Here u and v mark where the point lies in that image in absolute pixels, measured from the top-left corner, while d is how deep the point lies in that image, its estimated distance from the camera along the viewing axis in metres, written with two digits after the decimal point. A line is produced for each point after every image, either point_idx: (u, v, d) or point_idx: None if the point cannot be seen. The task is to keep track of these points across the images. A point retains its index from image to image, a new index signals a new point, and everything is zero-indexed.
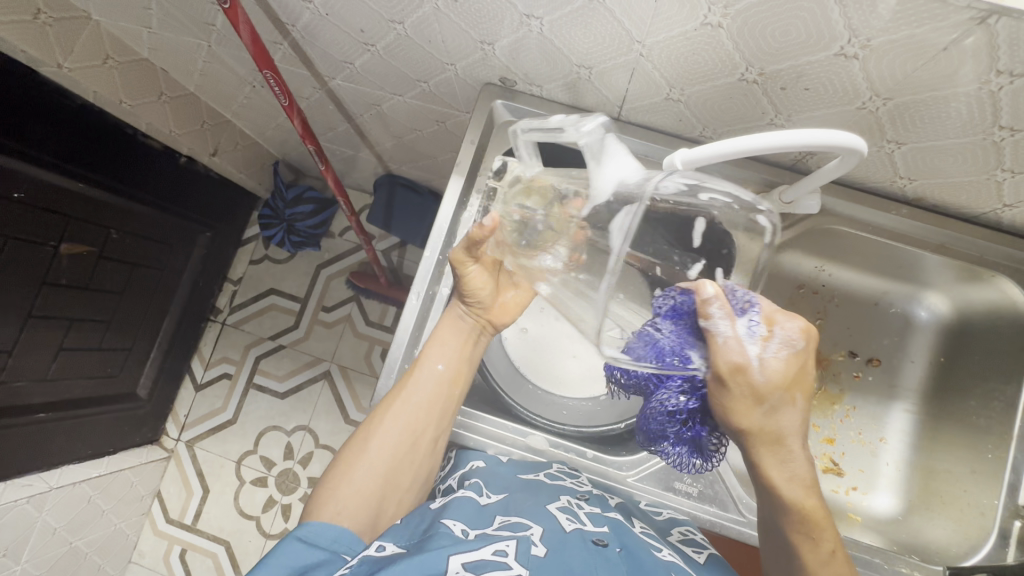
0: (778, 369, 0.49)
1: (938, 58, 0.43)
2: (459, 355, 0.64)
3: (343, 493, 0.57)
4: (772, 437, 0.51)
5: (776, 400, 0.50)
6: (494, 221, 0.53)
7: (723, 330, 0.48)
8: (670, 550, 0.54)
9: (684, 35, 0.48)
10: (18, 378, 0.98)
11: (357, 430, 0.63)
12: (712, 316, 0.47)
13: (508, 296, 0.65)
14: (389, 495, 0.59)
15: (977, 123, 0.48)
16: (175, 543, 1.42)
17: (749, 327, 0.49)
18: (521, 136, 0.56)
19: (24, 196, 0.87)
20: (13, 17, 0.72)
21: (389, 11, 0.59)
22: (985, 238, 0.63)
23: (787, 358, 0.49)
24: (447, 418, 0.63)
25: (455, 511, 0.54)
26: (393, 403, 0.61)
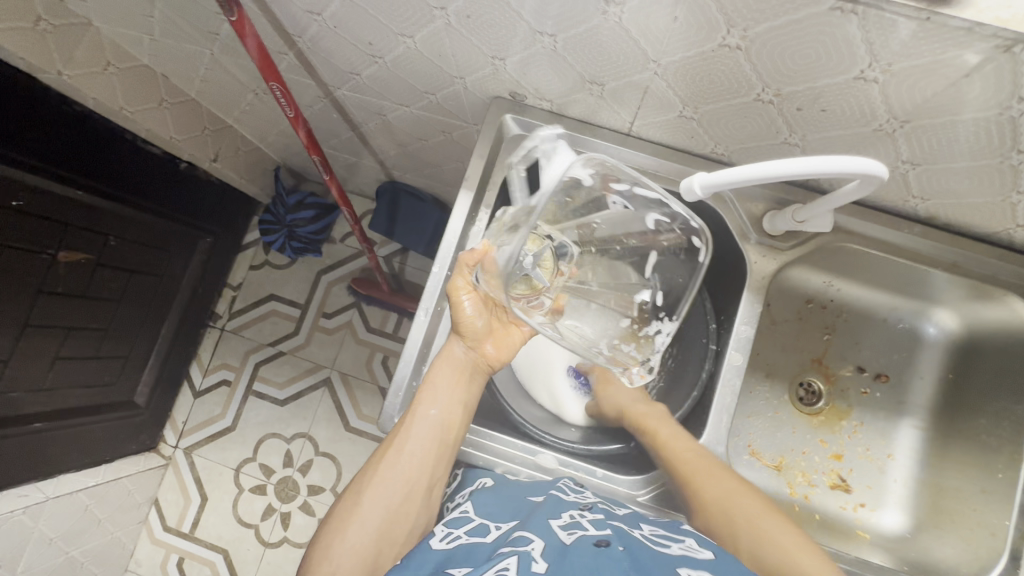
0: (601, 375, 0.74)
1: (958, 84, 0.43)
2: (452, 400, 0.62)
3: (338, 549, 0.55)
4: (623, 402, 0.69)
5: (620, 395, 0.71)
6: (483, 248, 0.60)
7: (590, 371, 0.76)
8: (680, 546, 0.54)
9: (701, 55, 0.48)
10: (13, 389, 0.96)
11: (352, 481, 0.61)
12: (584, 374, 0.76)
13: (488, 348, 0.66)
14: (386, 549, 0.57)
15: (994, 146, 0.48)
16: (172, 552, 1.40)
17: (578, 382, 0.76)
18: (516, 170, 0.62)
19: (21, 204, 0.86)
20: (12, 24, 0.71)
21: (399, 25, 0.58)
22: (998, 257, 0.63)
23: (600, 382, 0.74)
24: (443, 465, 0.61)
25: (462, 560, 0.51)
26: (389, 450, 0.60)
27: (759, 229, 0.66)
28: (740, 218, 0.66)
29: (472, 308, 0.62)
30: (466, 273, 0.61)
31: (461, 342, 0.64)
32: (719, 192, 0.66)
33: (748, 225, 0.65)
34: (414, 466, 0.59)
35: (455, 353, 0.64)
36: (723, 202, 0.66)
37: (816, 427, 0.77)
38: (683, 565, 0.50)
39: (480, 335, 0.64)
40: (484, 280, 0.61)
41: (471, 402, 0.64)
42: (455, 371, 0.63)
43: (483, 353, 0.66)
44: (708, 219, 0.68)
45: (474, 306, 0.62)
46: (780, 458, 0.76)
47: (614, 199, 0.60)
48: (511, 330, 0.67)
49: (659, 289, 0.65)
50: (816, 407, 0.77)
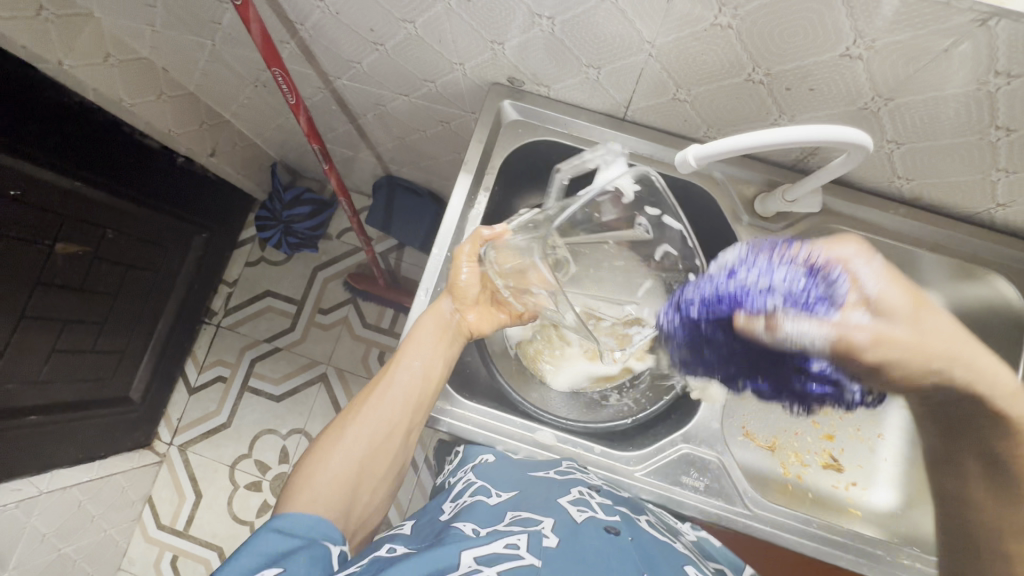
0: (915, 306, 0.42)
1: (938, 61, 0.45)
2: (435, 354, 0.65)
3: (320, 478, 0.58)
4: (965, 363, 0.43)
5: (940, 347, 0.42)
6: (502, 230, 0.63)
7: (864, 278, 0.43)
8: (682, 543, 0.56)
9: (694, 35, 0.50)
10: (8, 381, 0.96)
11: (337, 416, 0.64)
12: (835, 279, 0.43)
13: (471, 318, 0.68)
14: (364, 484, 0.61)
15: (975, 123, 0.50)
16: (166, 549, 1.39)
17: (807, 292, 0.43)
18: (560, 173, 0.69)
19: (20, 194, 0.86)
20: (15, 13, 0.72)
21: (400, 10, 0.59)
22: (978, 236, 0.65)
23: (912, 328, 0.41)
24: (422, 414, 0.64)
25: (466, 514, 0.53)
26: (372, 394, 0.63)
27: (750, 211, 0.67)
28: (731, 200, 0.68)
29: (472, 274, 0.65)
30: (477, 242, 0.63)
31: (452, 305, 0.66)
32: (710, 176, 0.68)
33: (739, 207, 0.67)
34: (394, 413, 0.62)
35: (442, 313, 0.66)
36: (715, 186, 0.68)
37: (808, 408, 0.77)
38: (687, 563, 0.51)
39: (468, 302, 0.67)
40: (491, 257, 0.64)
41: (452, 360, 0.66)
42: (444, 335, 0.66)
43: (465, 318, 0.68)
44: (700, 202, 0.70)
45: (474, 272, 0.65)
46: (774, 438, 0.76)
47: (640, 221, 0.66)
48: (495, 309, 0.70)
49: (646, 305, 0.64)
50: None
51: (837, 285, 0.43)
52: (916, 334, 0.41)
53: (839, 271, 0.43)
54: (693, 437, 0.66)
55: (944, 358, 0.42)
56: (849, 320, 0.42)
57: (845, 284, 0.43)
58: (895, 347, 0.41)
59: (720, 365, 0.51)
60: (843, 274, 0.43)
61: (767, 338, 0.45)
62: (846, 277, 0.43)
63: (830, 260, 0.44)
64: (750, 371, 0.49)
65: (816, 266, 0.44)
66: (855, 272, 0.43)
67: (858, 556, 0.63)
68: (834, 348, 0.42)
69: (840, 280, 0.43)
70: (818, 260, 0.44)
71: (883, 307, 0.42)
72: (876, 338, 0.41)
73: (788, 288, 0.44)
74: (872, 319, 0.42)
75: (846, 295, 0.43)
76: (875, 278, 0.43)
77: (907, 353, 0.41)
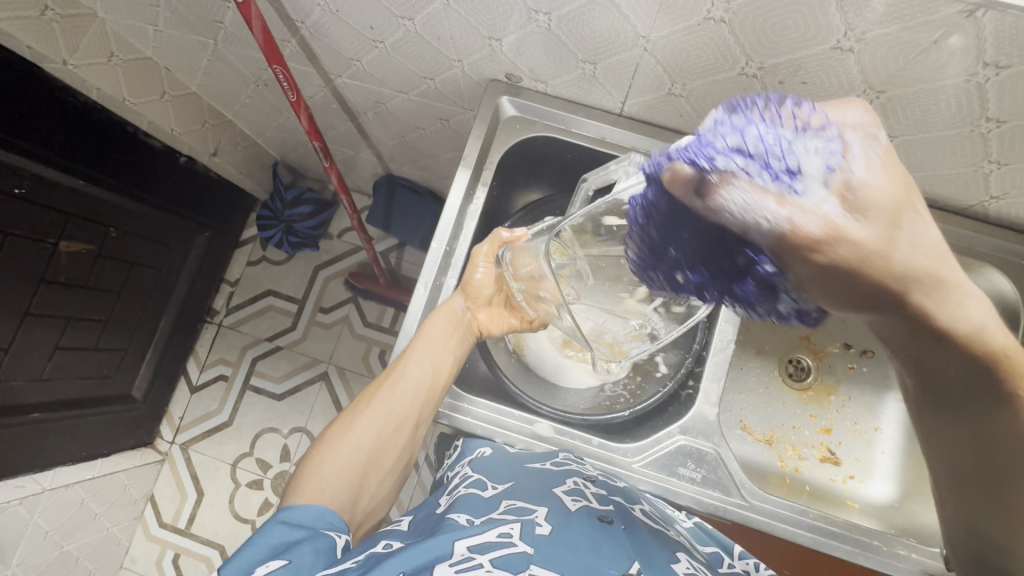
0: (895, 207, 0.37)
1: (927, 52, 0.46)
2: (444, 351, 0.66)
3: (327, 468, 0.59)
4: (931, 280, 0.38)
5: (902, 260, 0.37)
6: (520, 234, 0.65)
7: (859, 162, 0.37)
8: (677, 532, 0.56)
9: (688, 29, 0.50)
10: (13, 377, 0.97)
11: (345, 409, 0.66)
12: (826, 148, 0.38)
13: (482, 317, 0.70)
14: (370, 476, 0.62)
15: (966, 114, 0.51)
16: (168, 548, 1.39)
17: (787, 151, 0.38)
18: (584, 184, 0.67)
19: (25, 192, 0.87)
20: (20, 13, 0.73)
21: (399, 7, 0.60)
22: (972, 229, 0.66)
23: (879, 230, 0.36)
24: (430, 408, 0.65)
25: (460, 506, 0.54)
26: (381, 389, 0.64)
27: None
28: None
29: (487, 275, 0.67)
30: (496, 243, 0.66)
31: (463, 303, 0.68)
32: None
33: None
34: (403, 407, 0.63)
35: (452, 311, 0.67)
36: None
37: (805, 402, 0.79)
38: (680, 551, 0.51)
39: (480, 301, 0.69)
40: (507, 259, 0.66)
41: (461, 358, 0.68)
42: (455, 332, 0.67)
43: (476, 317, 0.69)
44: None
45: (489, 273, 0.67)
46: (771, 432, 0.78)
47: None
48: (508, 312, 0.71)
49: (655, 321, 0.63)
50: (805, 382, 0.79)
51: (824, 162, 0.37)
52: (883, 239, 0.36)
53: (829, 147, 0.38)
54: (690, 429, 0.67)
55: (906, 270, 0.37)
56: (817, 194, 0.37)
57: (837, 156, 0.38)
58: (855, 249, 0.36)
59: (664, 245, 0.47)
60: (834, 153, 0.38)
61: (718, 206, 0.39)
62: (837, 157, 0.37)
63: (831, 130, 0.39)
64: (693, 254, 0.45)
65: (813, 132, 0.39)
66: (851, 154, 0.38)
67: (855, 546, 0.63)
68: (788, 235, 0.36)
69: (834, 151, 0.38)
70: (817, 126, 0.39)
71: (861, 201, 0.37)
72: (838, 226, 0.36)
73: (769, 144, 0.39)
74: (842, 211, 0.36)
75: (830, 175, 0.37)
76: (866, 163, 0.37)
77: (865, 254, 0.36)
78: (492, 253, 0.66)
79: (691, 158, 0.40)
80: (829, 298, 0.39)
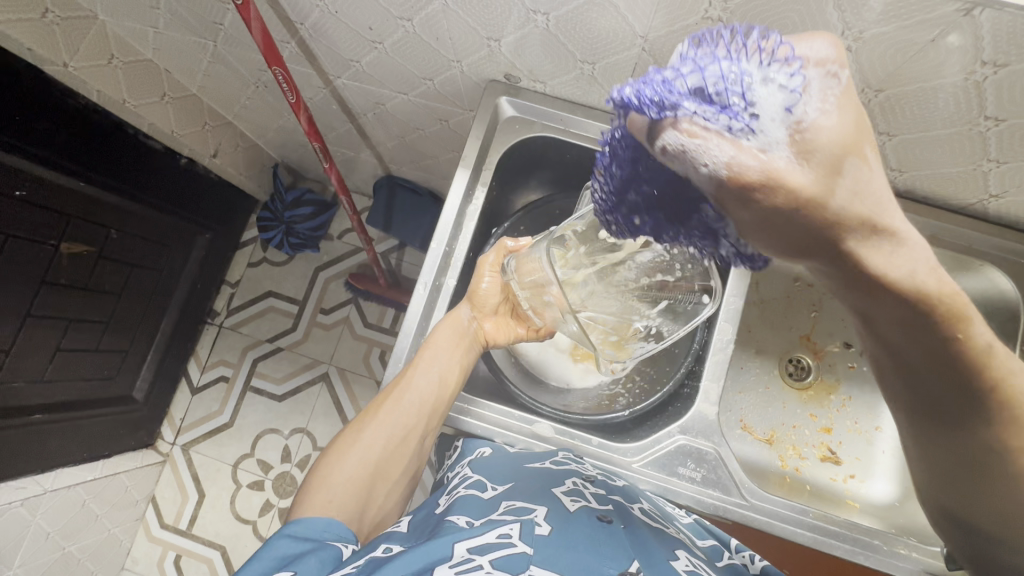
0: (841, 150, 0.30)
1: (925, 51, 0.46)
2: (451, 362, 0.66)
3: (335, 480, 0.59)
4: (876, 231, 0.31)
5: (838, 209, 0.30)
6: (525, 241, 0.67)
7: (821, 99, 0.30)
8: (676, 529, 0.56)
9: (685, 29, 0.50)
10: (15, 379, 0.97)
11: (353, 420, 0.66)
12: (785, 82, 0.31)
13: (487, 326, 0.70)
14: (378, 487, 0.62)
15: (964, 113, 0.51)
16: (169, 549, 1.40)
17: (739, 85, 0.32)
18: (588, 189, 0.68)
19: (26, 194, 0.87)
20: (21, 15, 0.73)
21: (398, 8, 0.60)
22: (971, 228, 0.66)
23: (831, 178, 0.30)
24: (437, 418, 0.65)
25: (460, 507, 0.53)
26: (387, 400, 0.64)
27: None
28: None
29: (494, 284, 0.68)
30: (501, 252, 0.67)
31: (469, 313, 0.68)
32: None
33: None
34: (409, 417, 0.63)
35: (457, 320, 0.67)
36: None
37: (805, 401, 0.79)
38: (679, 548, 0.52)
39: (487, 310, 0.69)
40: (512, 267, 0.66)
41: (468, 367, 0.67)
42: (462, 341, 0.67)
43: (482, 327, 0.70)
44: None
45: (495, 282, 0.68)
46: (772, 432, 0.78)
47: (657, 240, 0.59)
48: (515, 322, 0.72)
49: (658, 324, 0.63)
50: (806, 381, 0.80)
51: (783, 100, 0.30)
52: (823, 187, 0.30)
53: (789, 83, 0.31)
54: (690, 429, 0.67)
55: (839, 221, 0.30)
56: (769, 134, 0.30)
57: (798, 91, 0.31)
58: (788, 198, 0.30)
59: (623, 190, 0.42)
60: (794, 92, 0.31)
61: (662, 152, 0.34)
62: (797, 95, 0.31)
63: (796, 63, 0.32)
64: (655, 197, 0.40)
65: (776, 64, 0.32)
66: (809, 92, 0.31)
67: (855, 545, 0.63)
68: (727, 182, 0.31)
69: (796, 85, 0.31)
70: (781, 58, 0.32)
71: (810, 144, 0.30)
72: (786, 171, 0.30)
73: (719, 78, 0.32)
74: (791, 156, 0.30)
75: (783, 114, 0.30)
76: (821, 103, 0.30)
77: (808, 205, 0.30)
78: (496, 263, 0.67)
79: (639, 99, 0.34)
80: (769, 250, 0.34)
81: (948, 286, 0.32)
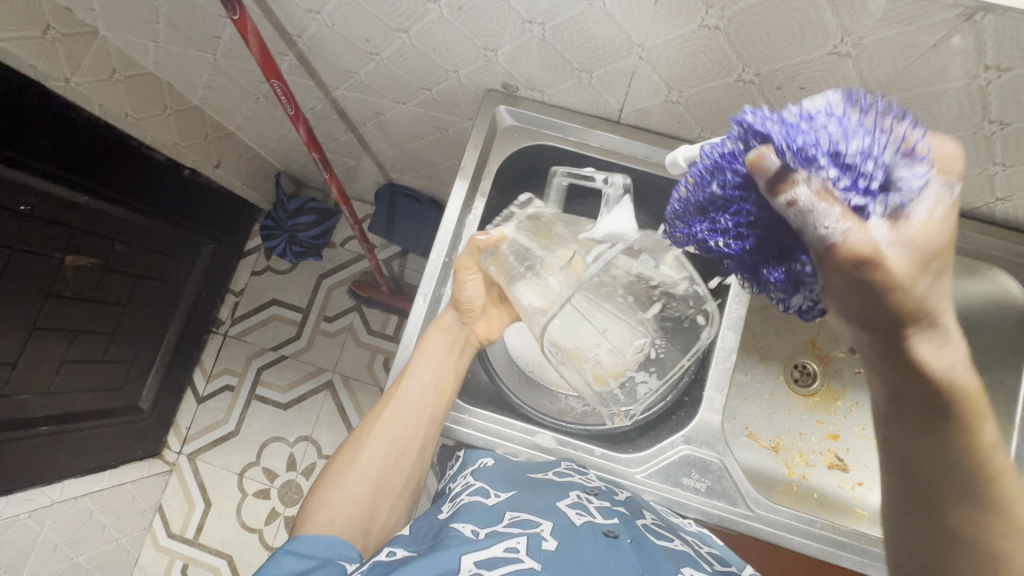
0: (934, 248, 0.32)
1: (927, 56, 0.45)
2: (445, 365, 0.66)
3: (338, 498, 0.60)
4: (927, 324, 0.33)
5: (912, 299, 0.32)
6: (497, 235, 0.63)
7: (934, 202, 0.33)
8: (681, 540, 0.56)
9: (682, 37, 0.50)
10: (22, 391, 0.98)
11: (353, 435, 0.66)
12: (916, 182, 0.33)
13: (480, 326, 0.70)
14: (382, 502, 0.62)
15: (968, 117, 0.50)
16: (176, 558, 1.40)
17: (877, 172, 0.33)
18: (557, 176, 0.71)
19: (30, 209, 0.88)
20: (22, 33, 0.74)
21: (394, 20, 0.60)
22: (976, 231, 0.65)
23: (923, 261, 0.31)
24: (435, 428, 0.65)
25: (464, 516, 0.53)
26: (385, 412, 0.64)
27: None
28: None
29: (473, 287, 0.66)
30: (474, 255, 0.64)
31: (455, 315, 0.67)
32: None
33: None
34: (407, 429, 0.63)
35: (445, 325, 0.67)
36: None
37: (811, 408, 0.78)
38: (686, 564, 0.50)
39: (476, 313, 0.68)
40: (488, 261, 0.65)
41: (460, 370, 0.67)
42: (453, 348, 0.67)
43: (474, 328, 0.70)
44: None
45: (473, 278, 0.66)
46: (777, 439, 0.77)
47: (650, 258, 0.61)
48: (502, 312, 0.71)
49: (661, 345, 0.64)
50: (811, 388, 0.79)
51: (906, 197, 0.33)
52: (911, 272, 0.31)
53: (916, 182, 0.33)
54: (694, 439, 0.66)
55: (912, 309, 0.32)
56: (886, 220, 0.32)
57: (921, 194, 0.33)
58: (883, 273, 0.31)
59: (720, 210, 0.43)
60: (918, 191, 0.33)
61: (781, 207, 0.34)
62: (916, 194, 0.33)
63: (926, 164, 0.34)
64: (743, 230, 0.41)
65: (907, 163, 0.33)
66: (928, 193, 0.33)
67: (863, 556, 0.62)
68: (837, 247, 0.32)
69: (922, 187, 0.33)
70: (915, 158, 0.34)
71: (912, 235, 0.32)
72: (888, 248, 0.31)
73: (864, 157, 0.33)
74: (892, 238, 0.32)
75: (898, 209, 0.32)
76: (932, 208, 0.33)
77: (890, 285, 0.31)
78: (473, 259, 0.65)
79: (785, 141, 0.35)
80: (838, 316, 0.35)
81: (976, 387, 0.35)
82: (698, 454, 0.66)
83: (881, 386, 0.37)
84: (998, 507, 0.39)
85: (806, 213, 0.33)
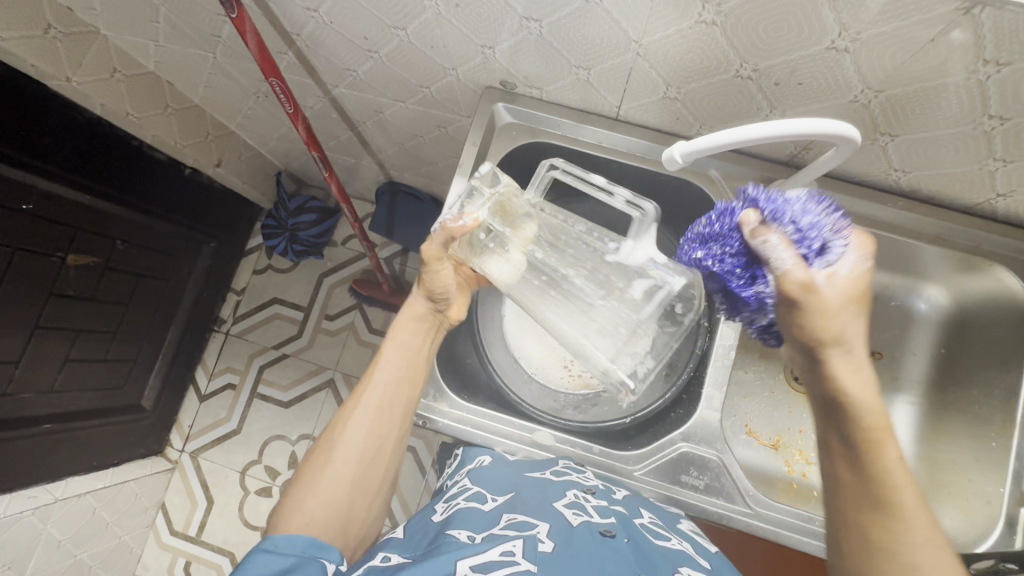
0: (845, 290, 0.46)
1: (926, 50, 0.45)
2: (418, 354, 0.66)
3: (313, 499, 0.58)
4: (837, 342, 0.46)
5: (821, 319, 0.46)
6: (472, 222, 0.59)
7: (851, 265, 0.47)
8: (679, 539, 0.55)
9: (680, 33, 0.50)
10: (25, 390, 0.98)
11: (322, 435, 0.64)
12: (841, 249, 0.47)
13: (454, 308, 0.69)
14: (359, 501, 0.60)
15: (968, 113, 0.50)
16: (179, 556, 1.41)
17: (817, 234, 0.47)
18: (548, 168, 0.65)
19: (31, 208, 0.88)
20: (23, 32, 0.74)
21: (391, 17, 0.60)
22: (978, 227, 0.65)
23: (833, 295, 0.46)
24: (409, 420, 0.65)
25: (460, 522, 0.52)
26: (357, 406, 0.63)
27: None
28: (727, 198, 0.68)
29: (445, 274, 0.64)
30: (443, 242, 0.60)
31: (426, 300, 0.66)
32: (706, 172, 0.69)
33: None
34: (380, 424, 0.63)
35: (415, 311, 0.66)
36: (710, 183, 0.69)
37: None
38: (684, 562, 0.50)
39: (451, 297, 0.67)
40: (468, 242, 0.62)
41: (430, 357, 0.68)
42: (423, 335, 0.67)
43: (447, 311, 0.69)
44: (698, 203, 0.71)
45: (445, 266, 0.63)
46: (777, 437, 0.77)
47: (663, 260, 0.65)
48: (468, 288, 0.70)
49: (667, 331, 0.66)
50: None
51: (832, 254, 0.47)
52: (822, 297, 0.46)
53: (840, 249, 0.47)
54: (692, 436, 0.66)
55: (821, 327, 0.46)
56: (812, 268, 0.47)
57: (842, 259, 0.47)
58: (802, 295, 0.46)
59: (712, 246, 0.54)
60: (842, 256, 0.47)
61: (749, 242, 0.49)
62: (840, 257, 0.47)
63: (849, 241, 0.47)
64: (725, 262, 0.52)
65: (837, 236, 0.47)
66: (849, 259, 0.47)
67: None
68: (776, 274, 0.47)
69: (842, 254, 0.47)
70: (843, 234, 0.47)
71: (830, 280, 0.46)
72: (807, 280, 0.46)
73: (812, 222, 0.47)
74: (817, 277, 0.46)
75: (829, 263, 0.47)
76: (851, 269, 0.47)
77: (807, 305, 0.46)
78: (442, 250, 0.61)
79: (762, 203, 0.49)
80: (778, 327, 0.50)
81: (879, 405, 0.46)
82: (696, 453, 0.65)
83: (813, 380, 0.49)
84: (888, 511, 0.45)
85: (769, 253, 0.47)
